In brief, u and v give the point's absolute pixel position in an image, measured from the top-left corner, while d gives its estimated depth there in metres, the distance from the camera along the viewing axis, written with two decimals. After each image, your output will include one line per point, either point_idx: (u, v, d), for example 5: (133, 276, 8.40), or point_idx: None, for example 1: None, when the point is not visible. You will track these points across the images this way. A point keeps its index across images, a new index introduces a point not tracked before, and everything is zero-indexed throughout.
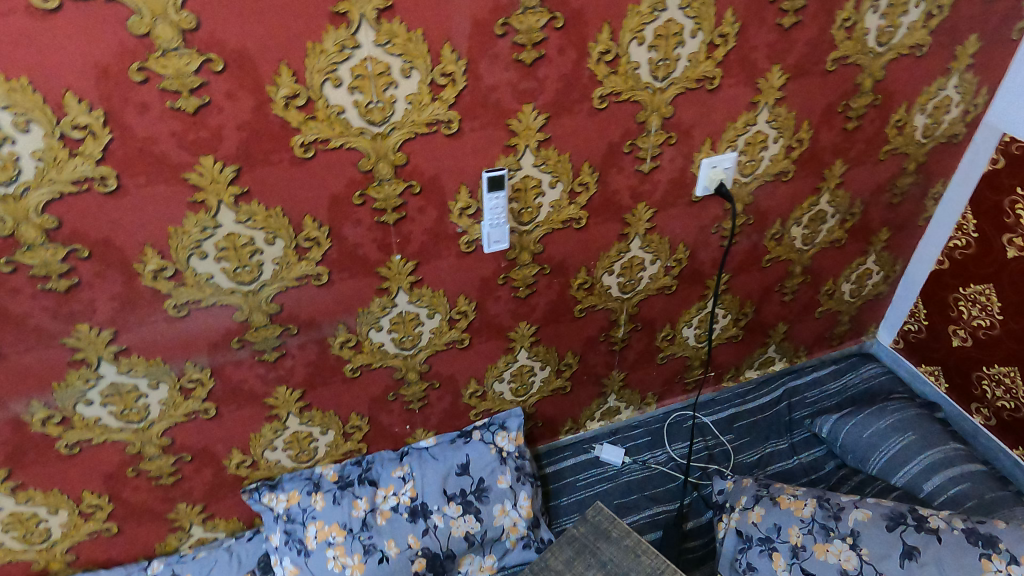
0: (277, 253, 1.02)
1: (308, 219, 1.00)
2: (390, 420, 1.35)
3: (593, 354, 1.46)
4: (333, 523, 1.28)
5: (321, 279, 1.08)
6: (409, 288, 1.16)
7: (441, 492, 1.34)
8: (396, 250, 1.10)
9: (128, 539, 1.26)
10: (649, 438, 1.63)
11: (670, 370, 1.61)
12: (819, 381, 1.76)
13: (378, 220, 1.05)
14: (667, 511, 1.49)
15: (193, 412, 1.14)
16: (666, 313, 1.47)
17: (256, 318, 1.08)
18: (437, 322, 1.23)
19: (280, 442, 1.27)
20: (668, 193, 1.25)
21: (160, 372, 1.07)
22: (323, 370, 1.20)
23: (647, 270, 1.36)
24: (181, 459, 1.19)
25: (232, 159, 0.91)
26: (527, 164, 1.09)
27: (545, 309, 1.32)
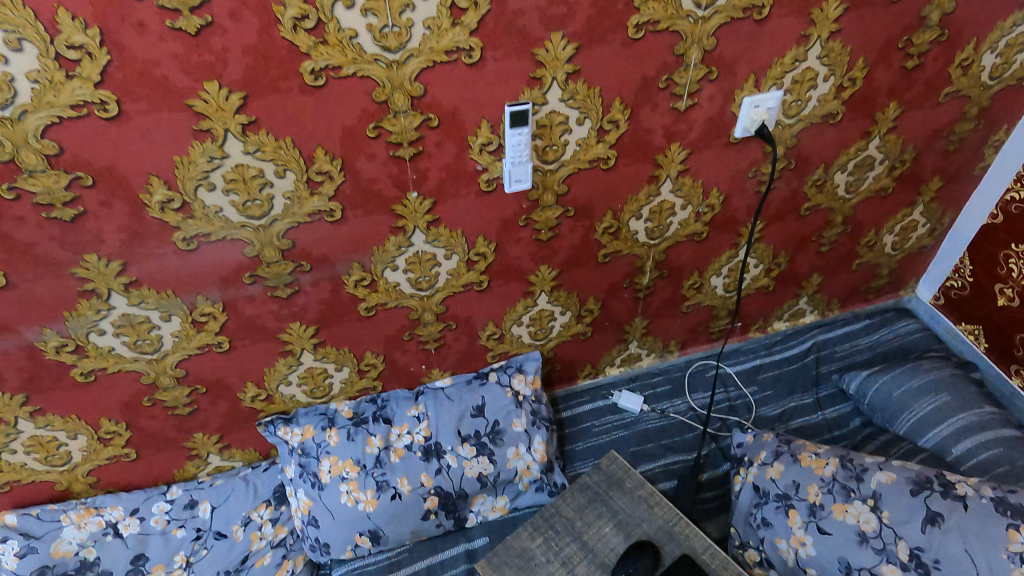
0: (287, 186, 0.98)
1: (320, 152, 0.95)
2: (406, 359, 1.33)
3: (616, 300, 1.42)
4: (346, 459, 1.29)
5: (334, 215, 1.04)
6: (426, 227, 1.11)
7: (455, 433, 1.35)
8: (413, 187, 1.05)
9: (147, 465, 1.29)
10: (669, 387, 1.60)
11: (696, 319, 1.56)
12: (850, 335, 1.70)
13: (393, 155, 0.99)
14: (683, 460, 1.47)
15: (206, 345, 1.13)
16: (695, 261, 1.41)
17: (268, 253, 1.05)
18: (454, 263, 1.19)
19: (294, 377, 1.26)
20: (705, 133, 1.16)
21: (172, 305, 1.05)
22: (338, 309, 1.17)
23: (677, 215, 1.29)
24: (196, 391, 1.19)
25: (238, 85, 0.85)
26: (554, 98, 1.02)
27: (568, 252, 1.27)
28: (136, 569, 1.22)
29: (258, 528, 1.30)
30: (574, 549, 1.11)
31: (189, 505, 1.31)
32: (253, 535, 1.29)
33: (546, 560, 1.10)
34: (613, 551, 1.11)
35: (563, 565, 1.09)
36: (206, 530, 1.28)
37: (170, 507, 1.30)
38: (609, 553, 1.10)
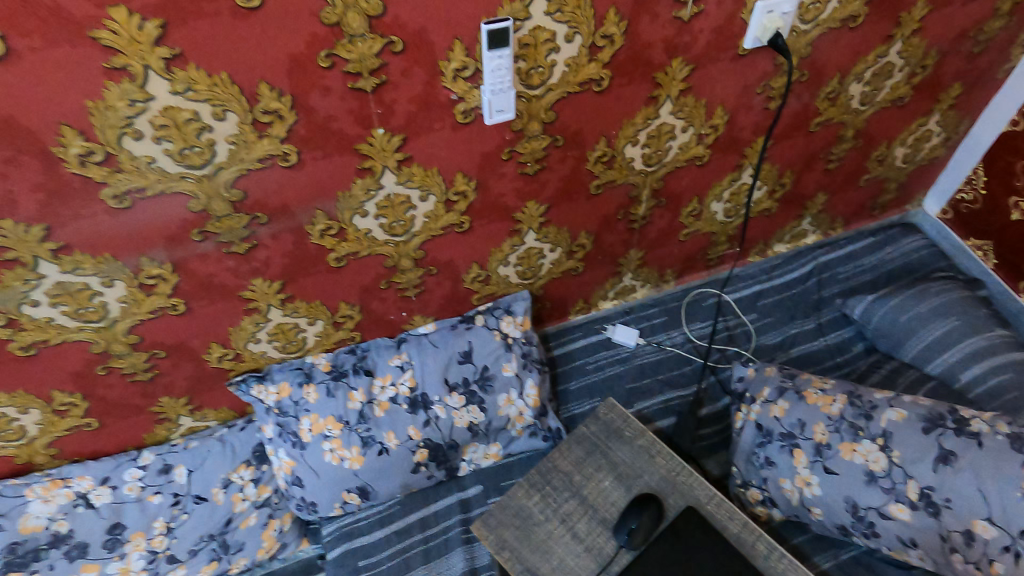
0: (230, 130, 0.83)
1: (264, 87, 0.80)
2: (384, 308, 1.22)
3: (610, 233, 1.30)
4: (327, 416, 1.21)
5: (289, 159, 0.90)
6: (397, 167, 0.98)
7: (442, 382, 1.27)
8: (379, 122, 0.90)
9: (112, 433, 1.20)
10: (665, 318, 1.52)
11: (694, 247, 1.46)
12: (853, 255, 1.61)
13: (352, 87, 0.85)
14: (681, 396, 1.41)
15: (159, 309, 1.01)
16: (695, 187, 1.29)
17: (216, 206, 0.91)
18: (431, 205, 1.06)
19: (264, 335, 1.15)
20: (711, 45, 1.02)
21: (112, 269, 0.93)
22: (304, 261, 1.05)
23: (677, 139, 1.16)
24: (156, 356, 1.09)
25: (153, 11, 0.69)
26: (539, 12, 0.86)
27: (557, 186, 1.14)
28: (114, 539, 1.17)
29: (239, 489, 1.25)
30: (573, 505, 1.06)
31: (164, 470, 1.23)
32: (235, 497, 1.24)
33: (544, 519, 1.05)
34: (614, 505, 1.06)
35: (563, 524, 1.04)
36: (184, 495, 1.22)
37: (143, 473, 1.22)
38: (610, 508, 1.05)
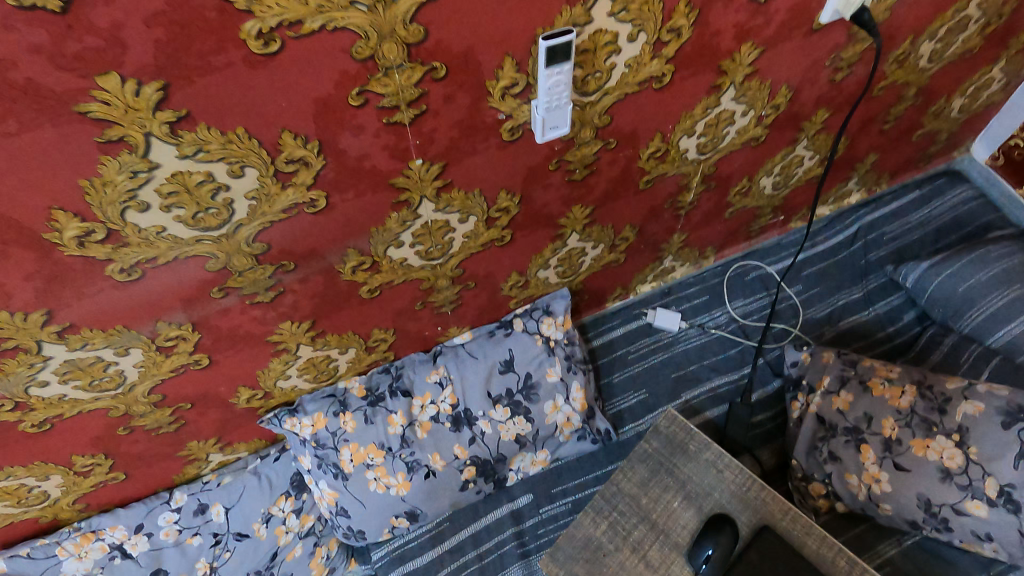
0: (249, 185, 0.70)
1: (287, 136, 0.67)
2: (419, 326, 1.12)
3: (655, 222, 1.19)
4: (368, 444, 1.14)
5: (317, 205, 0.77)
6: (435, 195, 0.85)
7: (485, 395, 1.20)
8: (416, 153, 0.77)
9: (141, 480, 1.12)
10: (707, 297, 1.44)
11: (737, 222, 1.36)
12: (899, 212, 1.52)
13: (388, 122, 0.71)
14: (730, 382, 1.35)
15: (181, 367, 0.91)
16: (747, 166, 1.17)
17: (238, 262, 0.80)
18: (471, 225, 0.95)
19: (294, 370, 1.05)
20: (786, 24, 0.87)
21: (126, 339, 0.82)
22: (335, 298, 0.94)
23: (736, 124, 1.03)
24: (181, 408, 0.99)
25: (151, 73, 0.55)
26: (602, 13, 0.72)
27: (605, 187, 1.02)
28: None
29: (281, 522, 1.19)
30: (643, 531, 1.01)
31: (200, 511, 1.16)
32: (278, 530, 1.18)
33: (615, 548, 1.00)
34: (685, 529, 1.01)
35: (634, 552, 0.99)
36: (225, 533, 1.16)
37: (178, 516, 1.15)
38: (682, 532, 1.00)
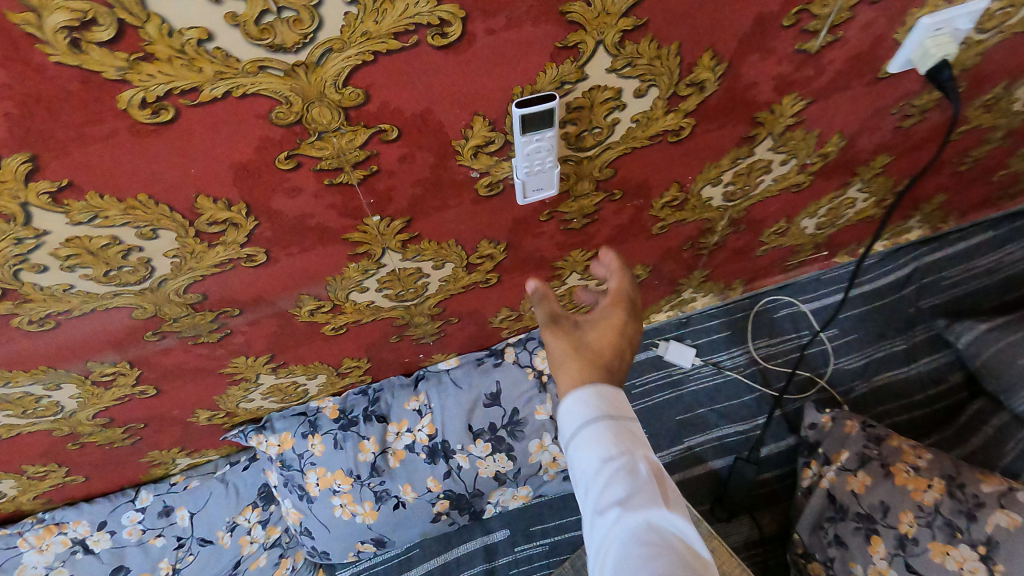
0: (167, 245, 0.61)
1: (203, 200, 0.57)
2: (396, 354, 1.04)
3: (672, 261, 1.06)
4: (336, 470, 1.08)
5: (256, 259, 0.67)
6: (400, 246, 0.74)
7: (465, 429, 1.11)
8: (372, 211, 0.66)
9: (105, 480, 1.09)
10: (727, 333, 1.31)
11: (772, 258, 1.20)
12: (962, 255, 1.34)
13: (330, 183, 0.60)
14: (741, 432, 1.23)
15: (125, 396, 0.85)
16: (785, 210, 1.01)
17: (170, 310, 0.71)
18: (448, 271, 0.84)
19: (257, 394, 0.99)
20: (842, 74, 0.71)
21: (55, 376, 0.75)
22: (293, 336, 0.86)
23: (773, 172, 0.87)
24: (133, 428, 0.94)
25: (10, 146, 0.45)
26: (598, 70, 0.58)
27: (609, 233, 0.89)
28: None
29: (246, 532, 1.15)
30: None
31: (165, 513, 1.13)
32: (242, 540, 1.15)
33: None
34: None
35: None
36: (188, 538, 1.13)
37: (142, 516, 1.13)
38: None
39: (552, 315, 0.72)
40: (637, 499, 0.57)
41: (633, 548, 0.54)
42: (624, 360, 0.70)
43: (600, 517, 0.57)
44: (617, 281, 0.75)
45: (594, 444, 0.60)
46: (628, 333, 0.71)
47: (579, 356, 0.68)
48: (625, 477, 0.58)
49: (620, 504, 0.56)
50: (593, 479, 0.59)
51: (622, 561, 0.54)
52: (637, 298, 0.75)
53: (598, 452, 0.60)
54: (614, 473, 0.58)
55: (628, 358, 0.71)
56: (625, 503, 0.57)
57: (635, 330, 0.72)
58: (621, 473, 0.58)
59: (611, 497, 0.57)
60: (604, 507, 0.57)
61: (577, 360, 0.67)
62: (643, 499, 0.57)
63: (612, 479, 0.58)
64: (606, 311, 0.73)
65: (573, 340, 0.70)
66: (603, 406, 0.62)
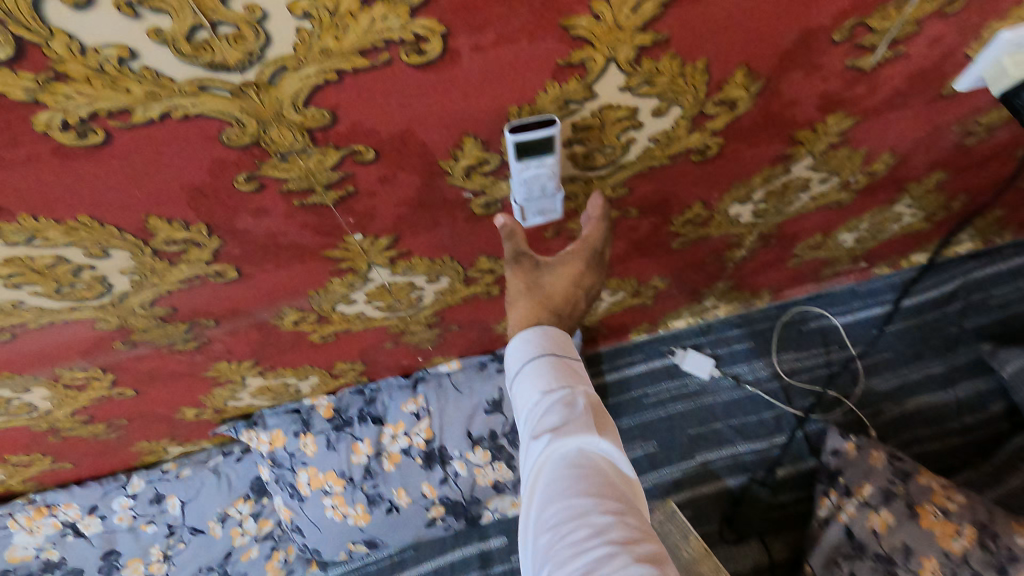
0: (123, 264, 0.55)
1: (156, 221, 0.51)
2: (393, 357, 0.98)
3: (694, 273, 0.97)
4: (328, 471, 1.04)
5: (226, 275, 0.62)
6: (388, 262, 0.68)
7: (464, 435, 1.06)
8: (353, 229, 0.60)
9: (95, 465, 1.06)
10: (750, 344, 1.23)
11: (804, 269, 1.11)
12: (1016, 272, 1.23)
13: (301, 204, 0.54)
14: (757, 451, 1.16)
15: (102, 397, 0.81)
16: (822, 225, 0.92)
17: (138, 322, 0.66)
18: (444, 284, 0.77)
19: (246, 393, 0.94)
20: (899, 92, 0.61)
21: (23, 380, 0.71)
22: (279, 343, 0.80)
23: (811, 190, 0.78)
24: (117, 423, 0.90)
25: None
26: (609, 89, 0.49)
27: (624, 248, 0.81)
28: (109, 565, 1.09)
29: (238, 524, 1.13)
30: None
31: (156, 500, 1.11)
32: (234, 532, 1.12)
33: None
34: None
35: None
36: (179, 526, 1.11)
37: (133, 502, 1.10)
38: None
39: (515, 253, 0.60)
40: (570, 423, 0.54)
41: (562, 474, 0.52)
42: (577, 305, 0.65)
43: (532, 444, 0.55)
44: (590, 225, 0.63)
45: (531, 377, 0.58)
46: (587, 282, 0.64)
47: (533, 299, 0.62)
48: (560, 405, 0.56)
49: (554, 429, 0.54)
50: (531, 410, 0.57)
51: (550, 485, 0.52)
52: (607, 244, 0.65)
53: (536, 385, 0.57)
54: (549, 402, 0.56)
55: (585, 301, 0.66)
56: (558, 427, 0.54)
57: (596, 279, 0.65)
58: (557, 402, 0.56)
59: (545, 424, 0.55)
60: (538, 435, 0.55)
61: (530, 303, 0.62)
62: (577, 425, 0.54)
63: (547, 408, 0.56)
64: (570, 254, 0.63)
65: (528, 280, 0.62)
66: (546, 344, 0.59)
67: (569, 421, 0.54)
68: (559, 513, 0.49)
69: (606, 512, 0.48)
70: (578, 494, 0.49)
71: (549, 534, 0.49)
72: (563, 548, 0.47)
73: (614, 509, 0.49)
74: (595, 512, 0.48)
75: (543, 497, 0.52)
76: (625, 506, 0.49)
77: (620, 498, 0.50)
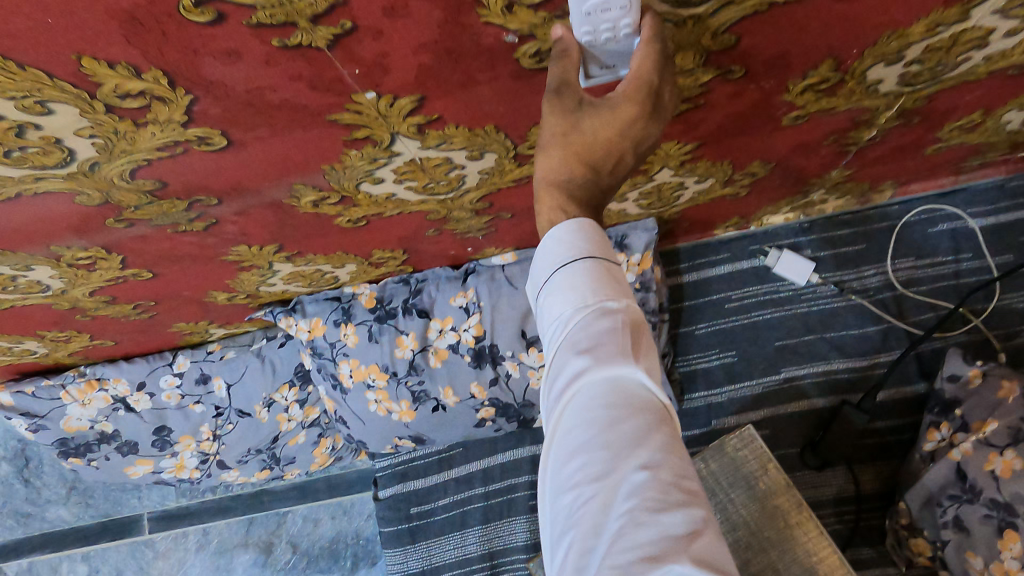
0: (75, 124, 0.44)
1: (94, 65, 0.38)
2: (439, 246, 0.87)
3: (804, 159, 0.79)
4: (370, 364, 0.96)
5: (214, 143, 0.50)
6: (415, 132, 0.54)
7: (518, 335, 0.96)
8: (362, 85, 0.46)
9: (137, 343, 1.03)
10: (860, 248, 1.03)
11: (944, 158, 0.90)
12: None
13: (282, 46, 0.40)
14: (854, 370, 1.01)
15: (117, 278, 0.74)
16: (986, 100, 0.71)
17: (126, 197, 0.56)
18: (489, 163, 0.63)
19: (278, 279, 0.86)
20: None
21: (21, 258, 0.64)
22: (301, 227, 0.70)
23: (988, 47, 0.57)
24: (145, 304, 0.84)
25: None
26: None
27: (719, 124, 0.64)
28: (162, 439, 1.09)
29: (284, 410, 1.10)
30: None
31: (202, 381, 1.07)
32: (280, 417, 1.10)
33: None
34: None
35: None
36: (226, 408, 1.08)
37: (179, 382, 1.07)
38: None
39: (558, 82, 0.42)
40: (603, 354, 0.39)
41: (584, 425, 0.38)
42: (627, 162, 0.45)
43: (555, 376, 0.41)
44: (639, 51, 0.41)
45: (562, 288, 0.42)
46: (641, 132, 0.43)
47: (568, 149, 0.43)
48: (595, 329, 0.40)
49: (583, 358, 0.39)
50: (559, 330, 0.42)
51: (571, 438, 0.38)
52: (671, 73, 0.43)
53: (569, 301, 0.42)
54: (582, 322, 0.41)
55: (640, 154, 0.45)
56: (587, 358, 0.39)
57: (658, 126, 0.43)
58: (592, 323, 0.40)
59: (572, 353, 0.40)
60: (560, 370, 0.40)
61: (562, 151, 0.43)
62: (610, 353, 0.39)
63: (578, 329, 0.40)
64: (619, 95, 0.42)
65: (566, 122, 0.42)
66: (585, 238, 0.43)
67: (603, 350, 0.39)
68: (575, 471, 0.37)
69: (642, 485, 0.35)
70: (601, 460, 0.36)
71: (566, 508, 0.36)
72: (580, 536, 0.35)
73: (650, 479, 0.35)
74: (623, 484, 0.35)
75: (562, 445, 0.39)
76: (669, 474, 0.35)
77: (664, 465, 0.36)
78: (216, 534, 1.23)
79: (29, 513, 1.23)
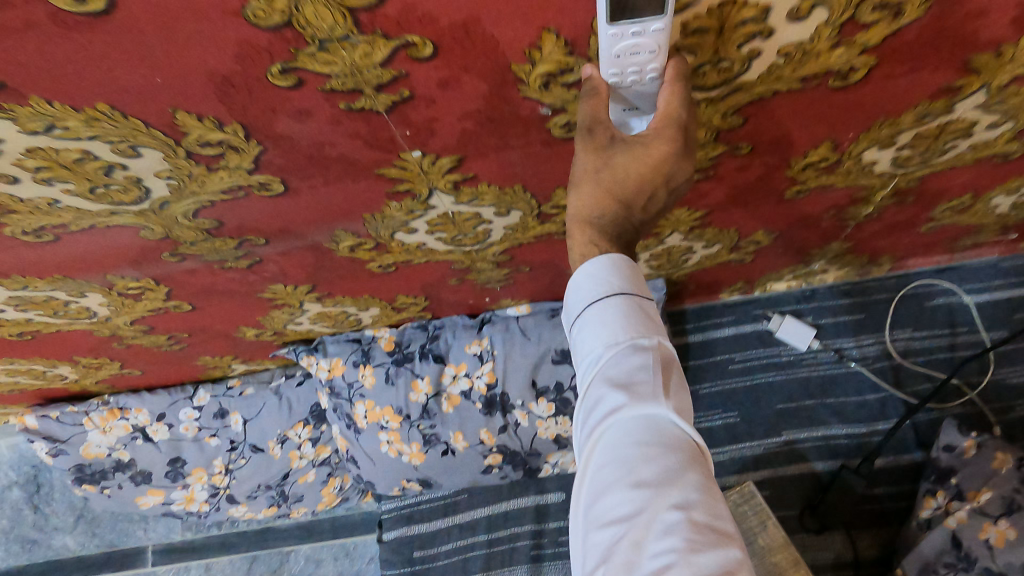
0: (156, 166, 0.50)
1: (185, 117, 0.44)
2: (459, 295, 0.92)
3: (805, 230, 0.84)
4: (385, 406, 1.00)
5: (272, 189, 0.56)
6: (451, 187, 0.60)
7: (528, 384, 1.00)
8: (411, 145, 0.52)
9: (162, 375, 1.07)
10: (859, 318, 1.08)
11: (939, 235, 0.95)
12: None
13: (347, 108, 0.46)
14: (852, 436, 1.04)
15: (158, 308, 0.79)
16: (974, 184, 0.76)
17: (184, 234, 0.61)
18: (514, 219, 0.69)
19: (305, 318, 0.91)
20: None
21: (77, 285, 0.69)
22: (335, 270, 0.75)
23: (973, 137, 0.63)
24: (178, 336, 0.89)
25: None
26: None
27: (726, 194, 0.69)
28: (176, 470, 1.12)
29: (296, 447, 1.12)
30: None
31: (220, 415, 1.10)
32: (292, 454, 1.13)
33: None
34: None
35: None
36: (241, 442, 1.11)
37: (198, 414, 1.10)
38: None
39: None
40: (640, 396, 0.43)
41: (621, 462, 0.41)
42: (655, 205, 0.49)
43: (592, 412, 0.44)
44: None
45: (600, 330, 0.46)
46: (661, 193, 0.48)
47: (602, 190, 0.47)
48: (632, 372, 0.44)
49: (620, 397, 0.43)
50: (595, 369, 0.46)
51: (607, 474, 0.41)
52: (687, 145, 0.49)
53: (607, 343, 0.46)
54: (620, 364, 0.45)
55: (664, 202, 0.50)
56: (625, 399, 0.43)
57: (673, 193, 0.49)
58: (628, 365, 0.44)
59: (610, 393, 0.44)
60: (597, 409, 0.44)
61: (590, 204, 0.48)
62: (646, 396, 0.43)
63: (616, 370, 0.44)
64: None
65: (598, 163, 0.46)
66: (622, 282, 0.47)
67: (638, 391, 0.43)
68: (613, 507, 0.40)
69: (677, 524, 0.38)
70: (638, 497, 0.39)
71: (603, 541, 0.40)
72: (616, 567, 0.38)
73: (684, 518, 0.39)
74: (660, 521, 0.38)
75: (598, 479, 0.42)
76: (701, 514, 0.39)
77: (696, 505, 0.39)
78: (217, 570, 1.24)
79: (36, 539, 1.25)
